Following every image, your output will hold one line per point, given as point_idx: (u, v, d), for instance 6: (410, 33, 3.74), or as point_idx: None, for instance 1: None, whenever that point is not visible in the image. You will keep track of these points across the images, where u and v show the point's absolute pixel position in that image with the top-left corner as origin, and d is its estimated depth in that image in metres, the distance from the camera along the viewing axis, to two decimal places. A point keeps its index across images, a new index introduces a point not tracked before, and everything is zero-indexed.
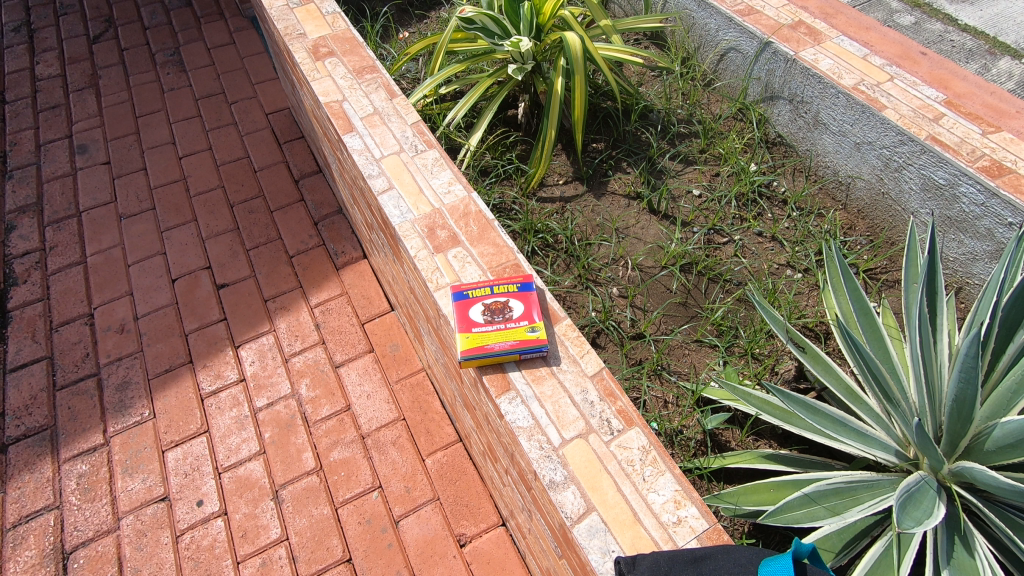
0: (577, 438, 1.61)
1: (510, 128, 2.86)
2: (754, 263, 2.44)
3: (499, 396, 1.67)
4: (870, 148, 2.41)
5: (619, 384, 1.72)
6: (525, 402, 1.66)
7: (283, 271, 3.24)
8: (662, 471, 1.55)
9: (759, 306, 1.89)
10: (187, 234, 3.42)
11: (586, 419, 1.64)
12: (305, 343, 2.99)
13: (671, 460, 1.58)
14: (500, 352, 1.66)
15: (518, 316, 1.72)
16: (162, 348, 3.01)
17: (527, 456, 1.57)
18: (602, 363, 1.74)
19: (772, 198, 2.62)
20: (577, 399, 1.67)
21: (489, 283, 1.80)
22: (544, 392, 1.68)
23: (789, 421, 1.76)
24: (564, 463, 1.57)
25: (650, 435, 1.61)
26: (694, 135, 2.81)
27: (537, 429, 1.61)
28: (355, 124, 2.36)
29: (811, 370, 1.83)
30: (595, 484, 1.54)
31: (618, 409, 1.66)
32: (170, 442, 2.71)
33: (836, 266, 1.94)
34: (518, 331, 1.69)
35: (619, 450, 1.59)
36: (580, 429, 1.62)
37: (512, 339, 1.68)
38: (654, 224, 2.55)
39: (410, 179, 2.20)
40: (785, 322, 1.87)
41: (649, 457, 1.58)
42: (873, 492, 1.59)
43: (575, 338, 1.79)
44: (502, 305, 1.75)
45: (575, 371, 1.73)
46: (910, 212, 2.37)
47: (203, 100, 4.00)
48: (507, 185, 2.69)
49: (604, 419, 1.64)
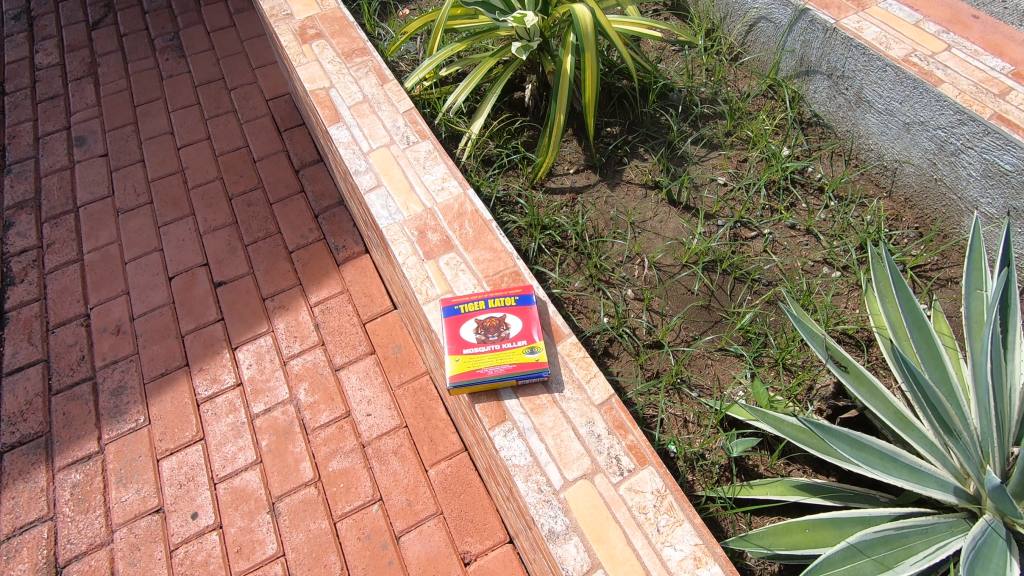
0: (582, 478, 1.43)
1: (516, 112, 2.63)
2: (786, 261, 2.20)
3: (493, 426, 1.49)
4: (922, 129, 2.11)
5: (629, 413, 1.53)
6: (523, 435, 1.48)
7: (282, 268, 3.10)
8: (680, 521, 1.37)
9: (794, 319, 1.63)
10: (185, 229, 3.29)
11: (592, 456, 1.46)
12: (304, 345, 2.86)
13: (689, 506, 1.39)
14: (494, 377, 1.48)
15: (516, 335, 1.56)
16: (158, 351, 2.90)
17: (524, 500, 1.41)
18: (610, 389, 1.51)
19: (806, 186, 2.37)
20: (582, 432, 1.49)
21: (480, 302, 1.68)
22: (544, 423, 1.50)
23: (828, 453, 1.52)
24: (566, 509, 1.40)
25: (666, 476, 1.42)
26: (719, 116, 2.57)
27: (536, 469, 1.43)
28: (341, 113, 2.18)
29: (854, 393, 1.57)
30: (601, 535, 1.36)
31: (628, 445, 1.47)
32: (164, 450, 2.61)
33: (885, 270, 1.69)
34: (514, 353, 1.52)
35: (629, 494, 1.41)
36: (585, 468, 1.44)
37: (507, 362, 1.51)
38: (674, 217, 2.33)
39: (401, 175, 2.02)
40: (824, 337, 1.61)
41: (664, 502, 1.40)
42: (928, 538, 1.37)
43: (580, 359, 1.60)
44: (498, 321, 1.57)
45: (580, 399, 1.53)
46: (969, 201, 2.07)
47: (201, 87, 3.84)
48: (512, 176, 2.48)
49: (612, 455, 1.45)
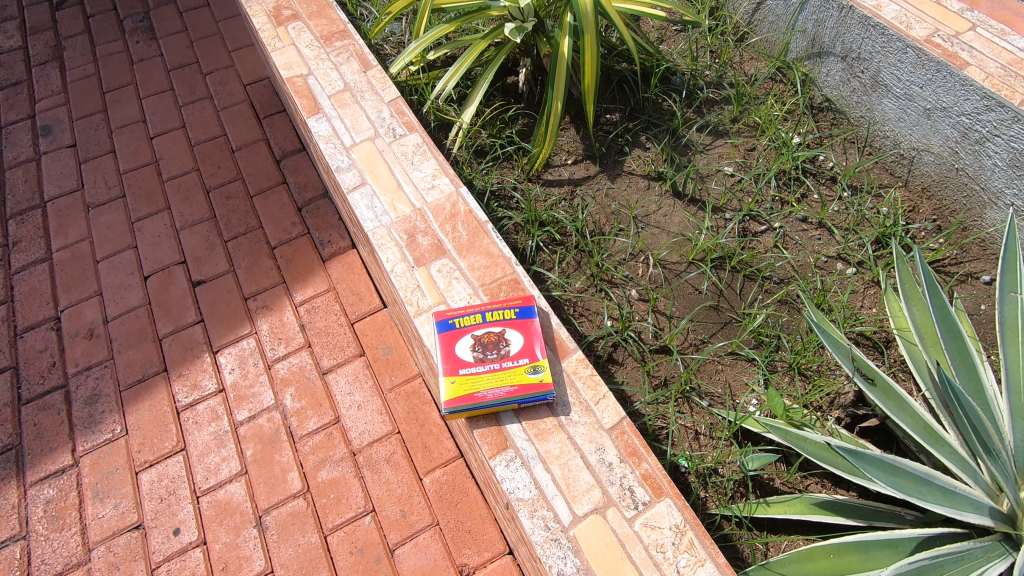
0: (592, 513, 1.40)
1: (510, 99, 2.47)
2: (797, 257, 2.08)
3: (494, 455, 1.46)
4: (944, 115, 1.97)
5: (642, 437, 1.49)
6: (526, 465, 1.45)
7: (264, 264, 2.94)
8: (701, 560, 1.33)
9: (817, 329, 1.52)
10: (160, 224, 3.11)
11: (603, 489, 1.42)
12: (289, 347, 2.71)
13: (711, 543, 1.36)
14: (494, 401, 1.44)
15: (517, 353, 1.50)
16: (134, 356, 2.74)
17: (531, 540, 1.37)
18: (621, 413, 1.50)
19: (818, 175, 2.23)
20: (591, 461, 1.45)
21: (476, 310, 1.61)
22: (549, 451, 1.47)
23: (854, 474, 1.42)
24: (576, 549, 1.35)
25: (685, 511, 1.38)
26: (725, 101, 2.42)
27: (541, 503, 1.41)
28: (322, 104, 2.13)
29: (879, 406, 1.49)
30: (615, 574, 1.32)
31: (643, 474, 1.43)
32: (143, 463, 2.47)
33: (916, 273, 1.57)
34: (517, 373, 1.47)
35: (646, 530, 1.36)
36: (596, 502, 1.41)
37: (509, 385, 1.45)
38: (679, 211, 2.19)
39: (387, 171, 1.97)
40: (850, 348, 1.51)
41: (684, 540, 1.35)
42: (963, 566, 1.29)
43: (588, 379, 1.54)
44: (499, 338, 1.51)
45: (588, 424, 1.50)
46: (992, 192, 1.95)
47: (175, 72, 3.61)
48: (507, 168, 2.33)
49: (625, 487, 1.42)
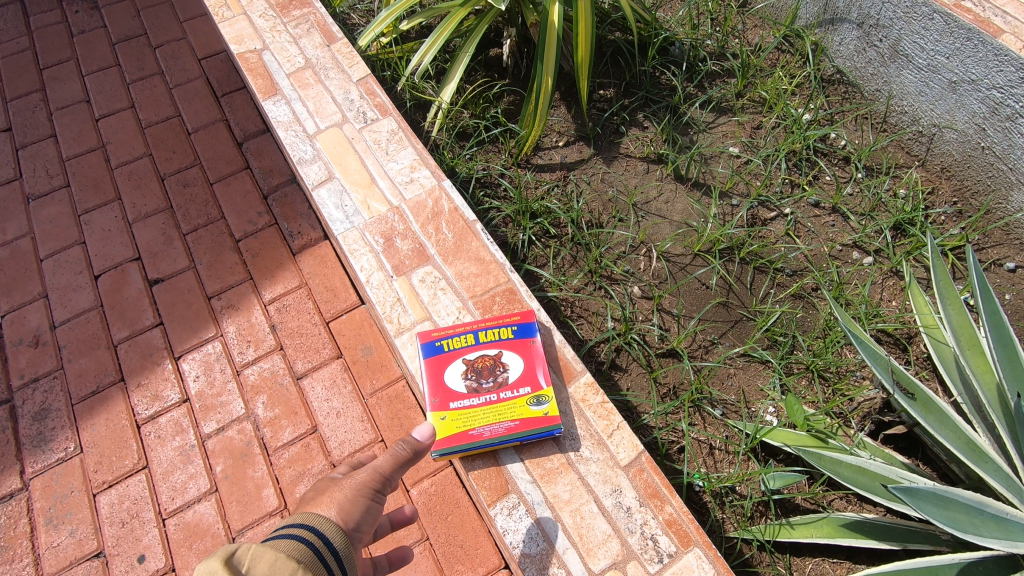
0: (611, 567, 1.38)
1: (493, 75, 2.23)
2: (811, 246, 1.91)
3: (493, 504, 1.46)
4: (972, 89, 1.80)
5: (663, 478, 1.47)
6: (535, 515, 1.44)
7: (229, 260, 2.56)
8: None
9: (856, 341, 1.41)
10: (109, 216, 2.72)
11: (621, 539, 1.40)
12: (259, 351, 2.36)
13: None
14: (492, 435, 1.46)
15: (517, 382, 1.51)
16: (86, 364, 2.43)
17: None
18: (638, 447, 1.49)
19: (830, 155, 2.06)
20: (607, 506, 1.43)
21: (469, 329, 1.58)
22: (558, 496, 1.45)
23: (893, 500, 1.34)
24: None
25: (716, 561, 1.36)
26: (728, 75, 2.22)
27: (553, 556, 1.39)
28: (280, 84, 2.08)
29: (920, 422, 1.41)
30: None
31: (666, 520, 1.41)
32: (102, 484, 2.21)
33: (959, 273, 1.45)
34: (518, 404, 1.49)
35: None
36: (614, 556, 1.39)
37: (509, 420, 1.47)
38: (681, 197, 2.00)
39: (357, 163, 1.94)
40: (890, 361, 1.41)
41: None
42: None
43: (598, 408, 1.54)
44: (497, 366, 1.53)
45: (600, 461, 1.48)
46: (1021, 172, 1.80)
47: (120, 45, 3.19)
48: (493, 152, 2.11)
49: (646, 536, 1.40)
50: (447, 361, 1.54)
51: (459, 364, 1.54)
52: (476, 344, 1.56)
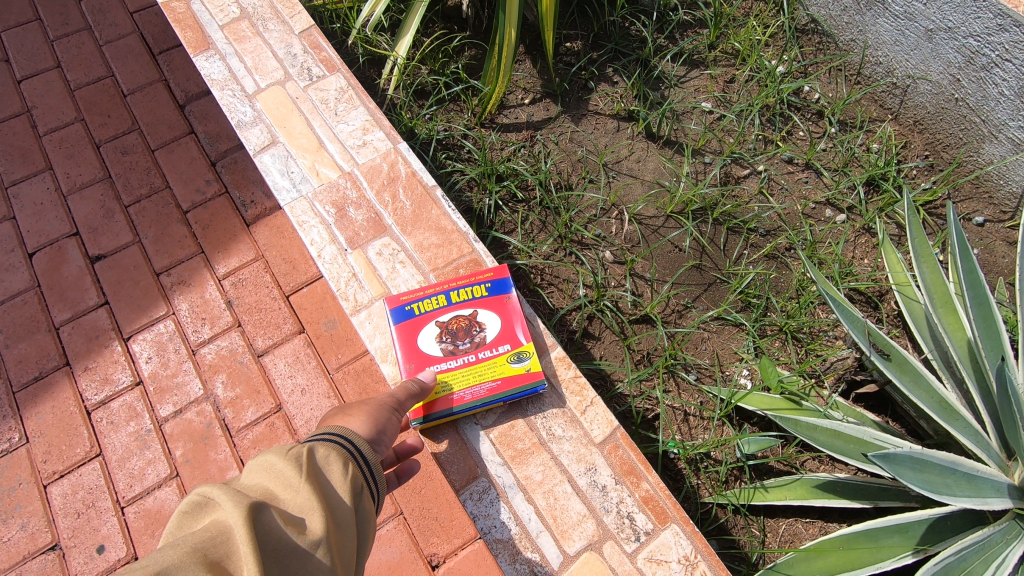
0: (586, 549, 1.35)
1: (452, 27, 2.08)
2: (785, 205, 1.86)
3: (463, 488, 1.42)
4: (948, 37, 1.75)
5: (639, 453, 1.44)
6: (507, 498, 1.41)
7: (176, 232, 2.38)
8: None
9: (832, 303, 1.38)
10: (41, 188, 2.50)
11: (597, 520, 1.38)
12: (215, 328, 2.23)
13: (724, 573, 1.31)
14: (474, 396, 1.44)
15: (496, 341, 1.48)
16: (26, 349, 2.26)
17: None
18: (613, 423, 1.45)
19: (803, 109, 2.00)
20: (582, 485, 1.40)
21: (440, 290, 1.52)
22: (530, 478, 1.42)
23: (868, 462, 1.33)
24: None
25: (694, 538, 1.34)
26: (700, 25, 2.12)
27: (526, 539, 1.37)
28: (214, 37, 1.91)
29: (893, 382, 1.39)
30: None
31: (643, 497, 1.38)
32: (52, 474, 2.09)
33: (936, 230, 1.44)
34: (498, 363, 1.46)
35: (648, 564, 1.33)
36: (589, 537, 1.36)
37: (490, 381, 1.45)
38: (653, 155, 1.92)
39: (303, 126, 1.79)
40: (866, 321, 1.39)
41: (695, 571, 1.31)
42: (984, 556, 1.16)
43: (572, 381, 1.50)
44: (473, 325, 1.50)
45: (574, 437, 1.45)
46: (994, 125, 1.76)
47: None
48: (454, 111, 1.98)
49: (623, 515, 1.37)
50: (419, 325, 1.50)
51: (432, 328, 1.50)
52: (449, 305, 1.52)
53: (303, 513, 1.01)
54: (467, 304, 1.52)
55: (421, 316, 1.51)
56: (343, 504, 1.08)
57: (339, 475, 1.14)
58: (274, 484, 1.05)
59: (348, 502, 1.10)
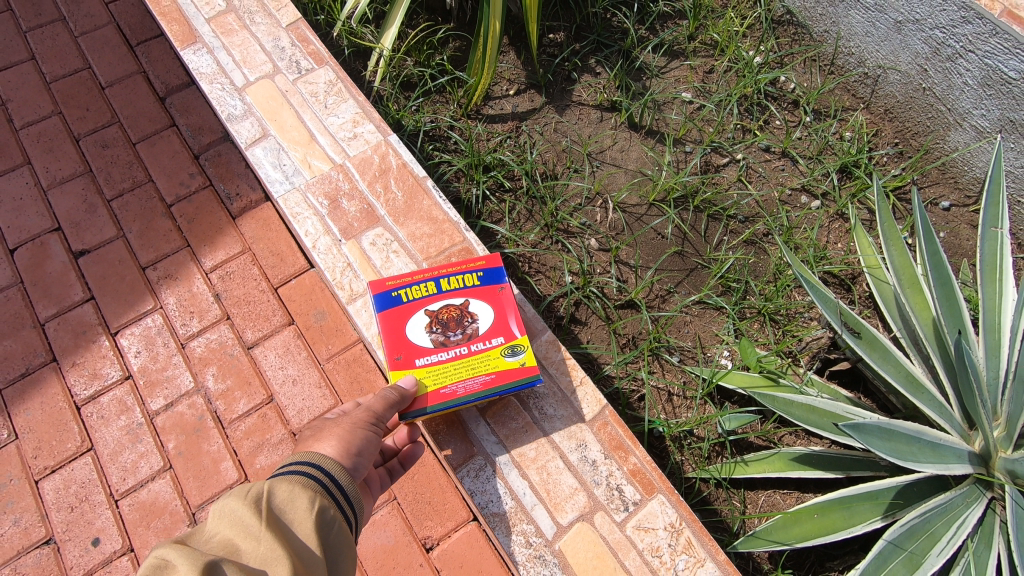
0: (579, 520, 1.41)
1: (437, 18, 2.10)
2: (762, 192, 1.92)
3: (459, 466, 1.46)
4: (915, 29, 1.82)
5: (626, 428, 1.50)
6: (501, 472, 1.46)
7: (161, 227, 2.38)
8: (701, 561, 1.36)
9: (806, 285, 1.45)
10: (19, 184, 2.46)
11: (588, 492, 1.44)
12: (203, 322, 2.24)
13: (710, 542, 1.38)
14: (468, 389, 1.42)
15: (490, 333, 1.48)
16: (11, 346, 2.25)
17: (514, 558, 1.39)
18: (602, 402, 1.51)
19: (780, 99, 2.06)
20: (573, 460, 1.46)
21: (433, 280, 1.53)
22: (524, 455, 1.47)
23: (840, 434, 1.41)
24: (563, 563, 1.38)
25: (680, 508, 1.41)
26: (680, 16, 2.17)
27: (522, 514, 1.42)
28: (201, 31, 1.91)
29: (863, 359, 1.46)
30: None
31: (631, 469, 1.45)
32: (43, 469, 2.09)
33: (902, 214, 1.51)
34: (493, 356, 1.46)
35: (638, 534, 1.39)
36: (581, 509, 1.42)
37: (483, 374, 1.44)
38: (635, 145, 1.97)
39: (295, 119, 1.81)
40: (837, 302, 1.46)
41: (681, 540, 1.38)
42: (946, 518, 1.25)
43: (562, 363, 1.55)
44: (466, 317, 1.50)
45: (564, 414, 1.50)
46: (959, 114, 1.84)
47: None
48: (441, 103, 2.00)
49: (611, 487, 1.44)
50: (411, 316, 1.49)
51: (423, 317, 1.49)
52: (441, 297, 1.52)
53: (264, 565, 0.98)
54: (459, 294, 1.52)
55: (414, 307, 1.51)
56: (310, 547, 1.05)
57: (306, 514, 1.10)
58: (235, 533, 1.01)
59: (314, 544, 1.06)
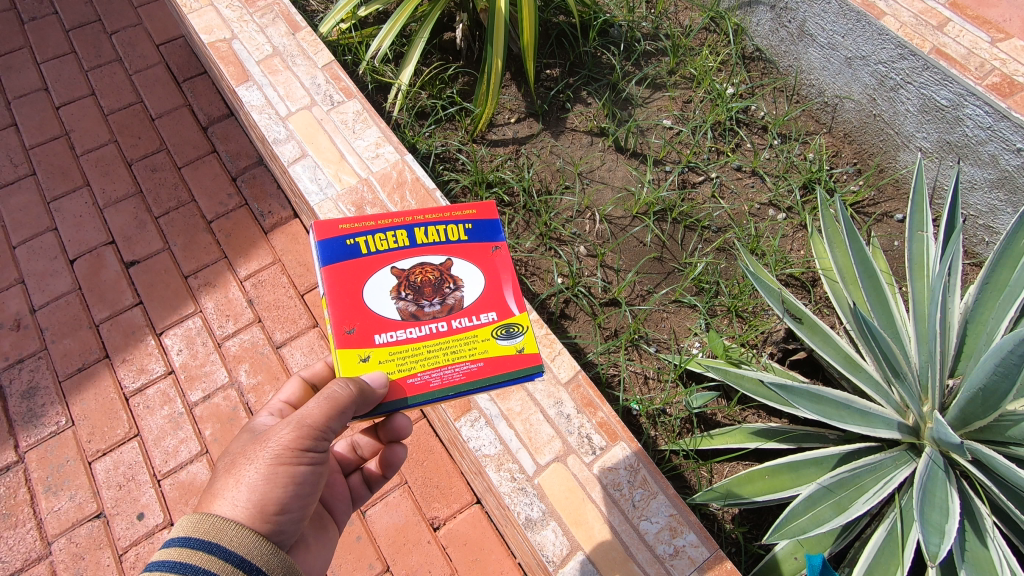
0: (554, 462, 1.63)
1: (448, 57, 2.42)
2: (733, 206, 2.18)
3: (459, 418, 1.69)
4: (863, 64, 2.08)
5: (597, 389, 1.73)
6: (491, 423, 1.68)
7: (202, 241, 2.69)
8: (654, 494, 1.58)
9: (753, 279, 1.62)
10: (80, 203, 2.78)
11: (563, 438, 1.66)
12: (238, 324, 2.52)
13: (662, 479, 1.60)
14: (450, 375, 1.27)
15: (480, 312, 1.35)
16: (71, 345, 2.53)
17: (501, 489, 1.60)
18: (576, 367, 1.74)
19: (751, 125, 2.32)
20: (551, 414, 1.69)
21: (409, 242, 1.42)
22: (511, 409, 1.70)
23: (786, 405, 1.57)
24: (541, 495, 1.59)
25: (637, 451, 1.62)
26: (662, 53, 2.46)
27: (507, 457, 1.64)
28: (251, 70, 2.24)
29: (807, 342, 1.66)
30: (580, 518, 1.56)
31: (599, 422, 1.67)
32: (95, 452, 2.34)
33: (836, 217, 1.73)
34: (481, 338, 1.32)
35: (604, 472, 1.61)
36: (557, 451, 1.64)
37: (469, 361, 1.29)
38: (621, 165, 2.24)
39: (328, 142, 2.11)
40: (780, 292, 1.63)
41: (638, 477, 1.60)
42: (876, 475, 1.46)
43: (546, 341, 1.79)
44: (447, 287, 1.37)
45: (547, 380, 1.73)
46: (905, 136, 2.08)
47: (74, 32, 3.17)
48: (450, 130, 2.31)
49: (583, 435, 1.66)
50: (381, 280, 1.36)
51: (393, 279, 1.37)
52: (417, 260, 1.40)
53: None
54: (438, 255, 1.42)
55: (383, 269, 1.38)
56: None
57: None
58: None
59: None
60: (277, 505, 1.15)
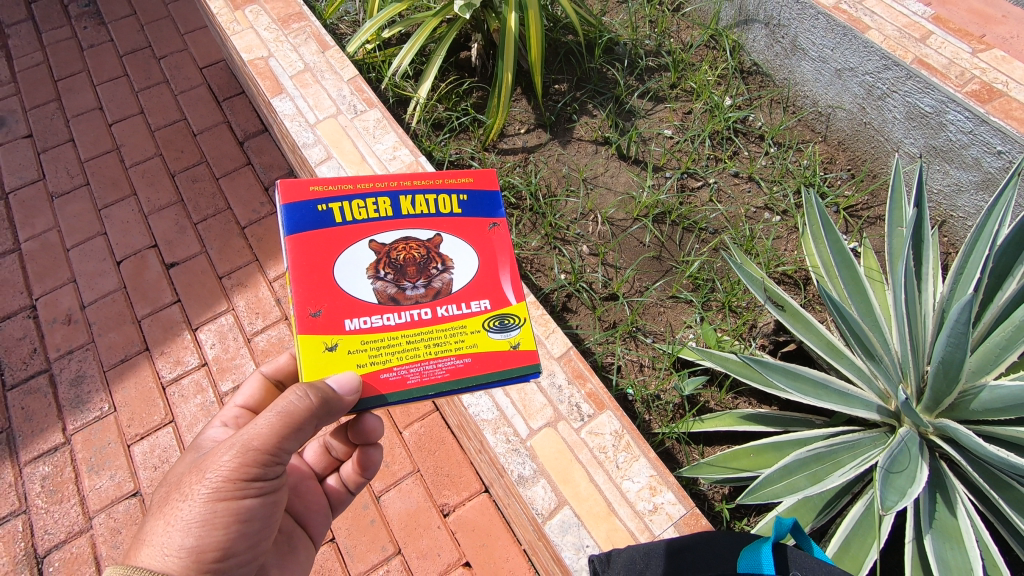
0: (546, 427, 1.75)
1: (464, 73, 2.63)
2: (730, 209, 2.30)
3: None
4: (852, 75, 2.21)
5: (587, 363, 1.85)
6: (490, 394, 1.81)
7: (237, 245, 2.91)
8: (636, 456, 1.69)
9: (737, 269, 1.73)
10: (128, 210, 3.03)
11: (554, 406, 1.77)
12: (267, 321, 2.72)
13: (643, 443, 1.71)
14: (435, 370, 1.29)
15: (472, 306, 1.37)
16: (115, 338, 2.74)
17: (497, 450, 1.72)
18: (568, 344, 1.86)
19: (748, 134, 2.45)
20: (545, 385, 1.80)
21: (388, 215, 1.44)
22: None
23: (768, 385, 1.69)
24: (532, 455, 1.71)
25: (622, 419, 1.74)
26: (664, 69, 2.61)
27: (503, 422, 1.76)
28: (284, 84, 2.47)
29: (790, 329, 1.76)
30: (567, 476, 1.68)
31: (588, 393, 1.79)
32: (135, 436, 2.53)
33: (817, 213, 1.85)
34: (470, 333, 1.35)
35: (590, 437, 1.72)
36: (548, 417, 1.76)
37: (458, 358, 1.32)
38: (624, 171, 2.39)
39: (352, 147, 2.31)
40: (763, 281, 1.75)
41: (622, 441, 1.71)
42: (854, 452, 1.55)
43: (541, 319, 1.91)
44: (428, 270, 1.40)
45: (543, 352, 1.85)
46: (894, 142, 2.19)
47: (128, 57, 3.48)
48: (464, 140, 2.50)
49: (572, 404, 1.77)
50: (357, 255, 1.39)
51: (370, 254, 1.40)
52: (396, 236, 1.43)
53: None
54: (420, 232, 1.45)
55: (360, 243, 1.41)
56: None
57: None
58: None
59: None
60: (218, 551, 1.25)
